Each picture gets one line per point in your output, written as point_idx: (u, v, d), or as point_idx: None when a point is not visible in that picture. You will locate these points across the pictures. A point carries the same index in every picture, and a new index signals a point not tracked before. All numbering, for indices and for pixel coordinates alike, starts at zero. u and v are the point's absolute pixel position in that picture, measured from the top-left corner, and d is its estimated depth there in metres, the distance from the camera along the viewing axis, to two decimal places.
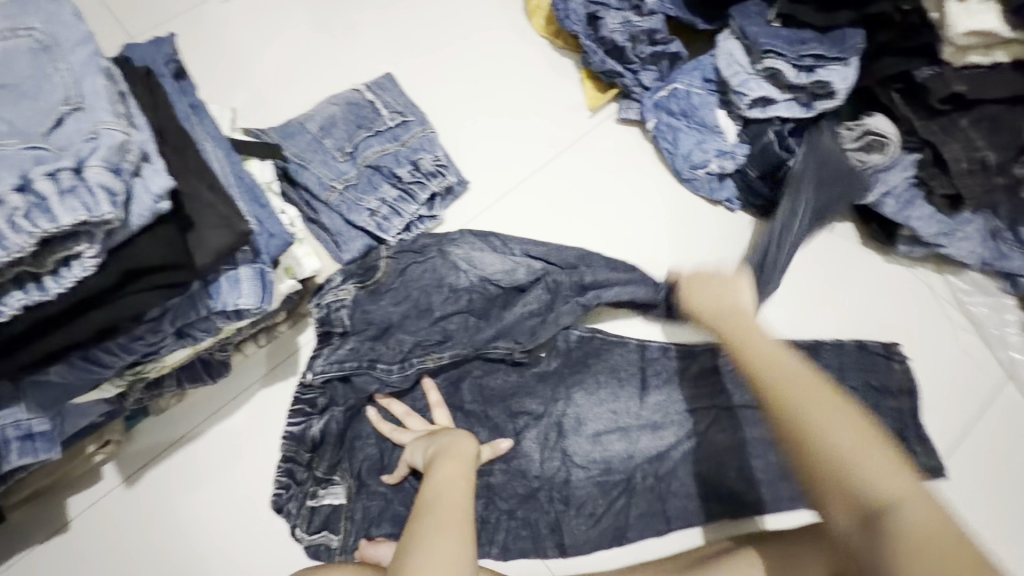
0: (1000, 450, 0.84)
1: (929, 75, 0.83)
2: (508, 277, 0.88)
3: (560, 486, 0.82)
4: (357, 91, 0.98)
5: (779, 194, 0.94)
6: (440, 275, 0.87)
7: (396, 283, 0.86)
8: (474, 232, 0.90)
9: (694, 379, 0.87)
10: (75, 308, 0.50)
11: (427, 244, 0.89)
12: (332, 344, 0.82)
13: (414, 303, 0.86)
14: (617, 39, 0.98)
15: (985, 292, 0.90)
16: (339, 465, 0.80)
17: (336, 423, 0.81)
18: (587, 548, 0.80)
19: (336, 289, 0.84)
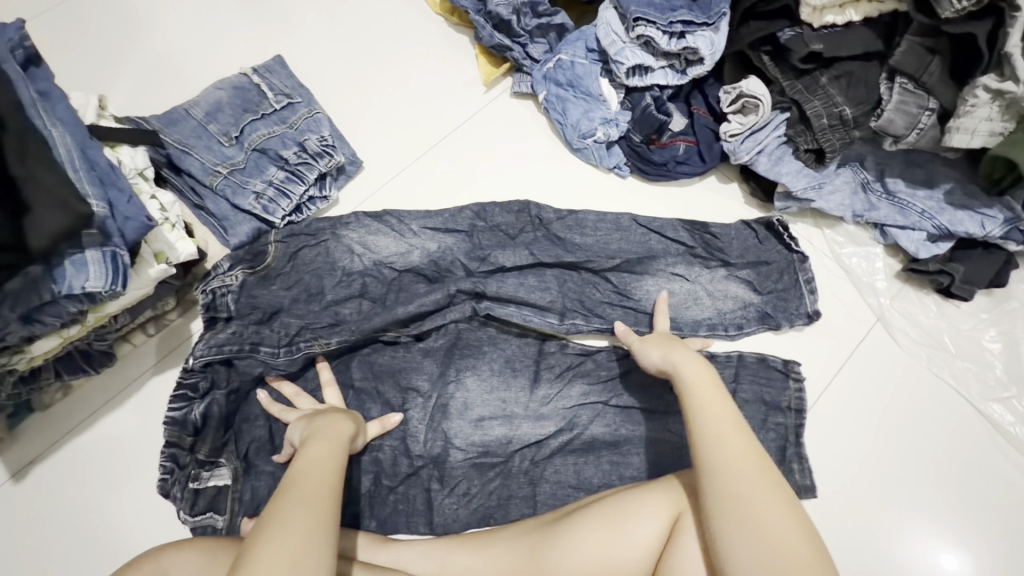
0: (866, 394, 0.90)
1: (791, 36, 0.87)
2: (401, 259, 0.89)
3: (453, 454, 0.84)
4: (244, 75, 0.97)
5: (664, 158, 0.96)
6: (333, 259, 0.88)
7: (287, 272, 0.86)
8: (367, 214, 0.90)
9: (583, 374, 0.88)
10: None
11: (320, 227, 0.89)
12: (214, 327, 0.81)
13: (303, 287, 0.86)
14: (501, 13, 0.99)
15: (857, 242, 0.95)
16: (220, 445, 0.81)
17: (220, 405, 0.81)
18: (454, 527, 0.81)
19: (223, 274, 0.83)
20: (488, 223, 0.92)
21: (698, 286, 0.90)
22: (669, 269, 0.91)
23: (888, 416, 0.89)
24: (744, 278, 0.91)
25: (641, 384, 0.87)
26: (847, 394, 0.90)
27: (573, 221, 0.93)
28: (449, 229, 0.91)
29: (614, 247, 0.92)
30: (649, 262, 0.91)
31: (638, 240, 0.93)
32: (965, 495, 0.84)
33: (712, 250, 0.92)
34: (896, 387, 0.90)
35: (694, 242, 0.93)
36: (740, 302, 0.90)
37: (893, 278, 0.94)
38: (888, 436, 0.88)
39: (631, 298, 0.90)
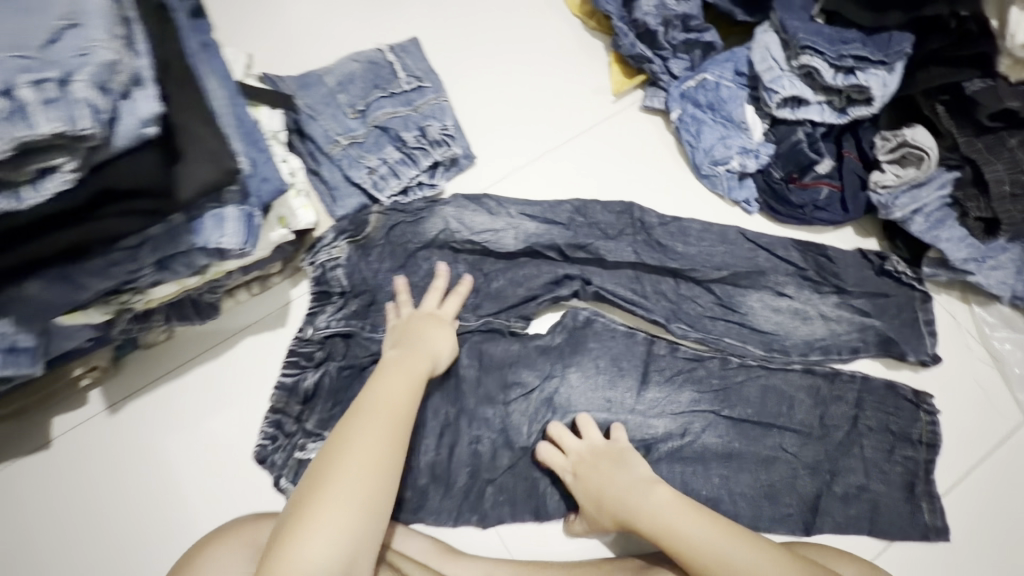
0: (1002, 496, 0.80)
1: (981, 88, 0.77)
2: (497, 242, 0.84)
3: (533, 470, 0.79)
4: (379, 51, 0.97)
5: (802, 200, 0.88)
6: (428, 237, 0.84)
7: (388, 245, 0.84)
8: (466, 196, 0.86)
9: (695, 380, 0.81)
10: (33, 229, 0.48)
11: (419, 205, 0.86)
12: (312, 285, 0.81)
13: (398, 261, 0.84)
14: (648, 22, 0.94)
15: (1012, 328, 0.84)
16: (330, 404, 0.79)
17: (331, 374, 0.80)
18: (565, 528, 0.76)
19: (328, 248, 0.82)
20: (589, 219, 0.86)
21: (807, 307, 0.83)
22: (777, 287, 0.84)
23: None
24: (861, 309, 0.83)
25: (746, 438, 0.79)
26: (973, 492, 0.80)
27: (675, 229, 0.86)
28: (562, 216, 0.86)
29: (718, 261, 0.84)
30: (758, 278, 0.84)
31: (744, 255, 0.85)
32: None
33: (826, 277, 0.84)
34: None
35: (807, 267, 0.85)
36: (859, 327, 0.82)
37: None
38: (1016, 551, 0.77)
39: (735, 312, 0.83)
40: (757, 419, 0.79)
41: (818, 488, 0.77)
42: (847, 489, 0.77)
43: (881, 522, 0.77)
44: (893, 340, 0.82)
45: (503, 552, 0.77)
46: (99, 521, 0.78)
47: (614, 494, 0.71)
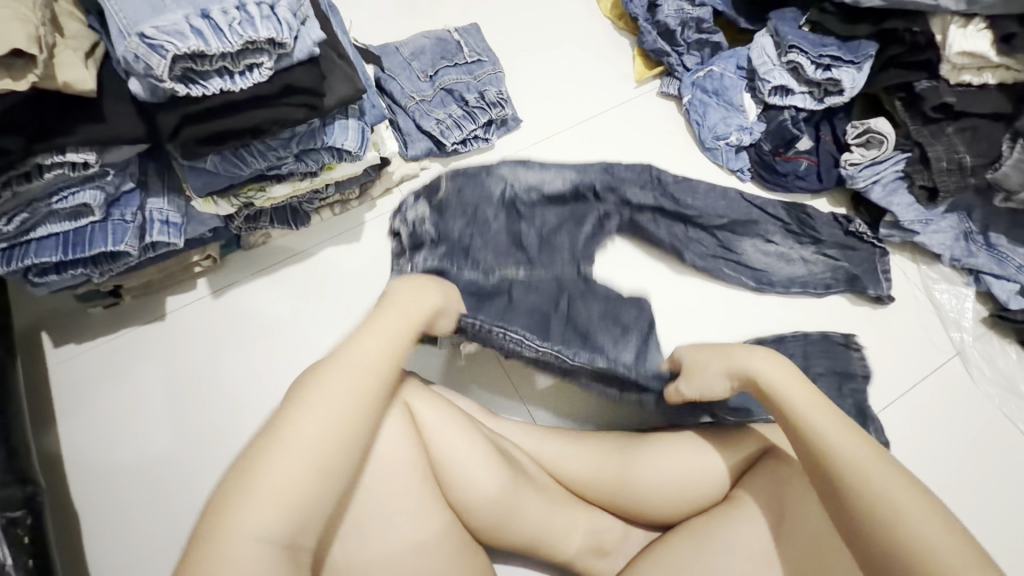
0: (935, 413, 0.98)
1: (927, 87, 0.98)
2: (547, 188, 1.02)
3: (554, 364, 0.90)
4: (447, 31, 1.18)
5: (785, 170, 1.09)
6: (489, 190, 1.02)
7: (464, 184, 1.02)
8: (512, 161, 1.04)
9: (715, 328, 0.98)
10: (228, 107, 0.67)
11: (477, 170, 1.03)
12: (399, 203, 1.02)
13: (467, 213, 1.00)
14: (669, 23, 1.16)
15: (950, 282, 1.04)
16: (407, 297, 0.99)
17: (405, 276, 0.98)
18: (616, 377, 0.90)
19: (412, 208, 0.99)
20: (616, 177, 1.04)
21: (791, 252, 1.04)
22: (767, 236, 1.04)
23: (956, 437, 0.96)
24: (833, 256, 1.03)
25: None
26: (914, 408, 0.98)
27: (687, 187, 1.05)
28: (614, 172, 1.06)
29: (718, 214, 1.04)
30: (751, 228, 1.04)
31: (741, 213, 1.05)
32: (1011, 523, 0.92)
33: (807, 231, 1.04)
34: (968, 415, 0.97)
35: (791, 221, 1.05)
36: (832, 269, 1.03)
37: (979, 321, 1.01)
38: (945, 456, 0.95)
39: (733, 253, 1.04)
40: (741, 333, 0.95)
41: None
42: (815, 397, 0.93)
43: None
44: (858, 280, 1.02)
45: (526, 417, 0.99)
46: (202, 382, 0.95)
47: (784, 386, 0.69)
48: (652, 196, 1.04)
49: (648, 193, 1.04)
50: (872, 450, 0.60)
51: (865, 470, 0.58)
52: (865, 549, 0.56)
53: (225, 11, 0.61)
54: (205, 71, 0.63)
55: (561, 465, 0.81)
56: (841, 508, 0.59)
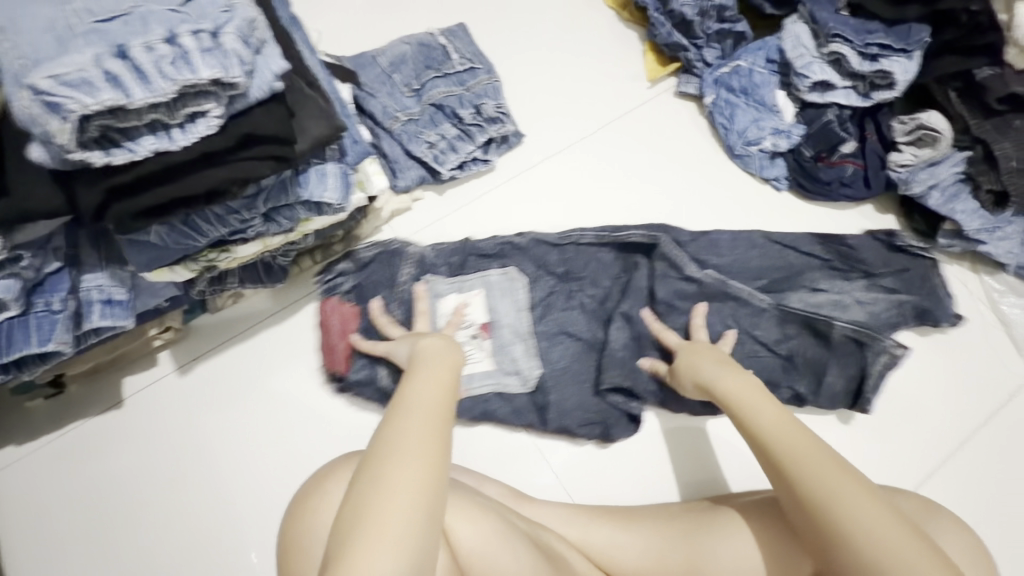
0: (1012, 445, 0.88)
1: (989, 76, 0.87)
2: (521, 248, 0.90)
3: (514, 385, 0.84)
4: (431, 35, 1.02)
5: (830, 177, 0.95)
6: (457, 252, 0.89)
7: (461, 268, 0.88)
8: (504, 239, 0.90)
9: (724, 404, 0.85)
10: (167, 171, 0.52)
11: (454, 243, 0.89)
12: (371, 267, 0.87)
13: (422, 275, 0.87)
14: (686, 12, 1.00)
15: (1018, 294, 0.93)
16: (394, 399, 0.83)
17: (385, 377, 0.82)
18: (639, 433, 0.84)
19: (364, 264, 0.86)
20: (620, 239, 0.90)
21: (841, 299, 0.89)
22: (811, 287, 0.90)
23: None
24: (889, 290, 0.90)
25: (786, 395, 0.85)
26: (991, 440, 0.87)
27: (706, 243, 0.93)
28: (630, 245, 0.90)
29: (748, 267, 0.91)
30: (795, 279, 0.91)
31: (773, 253, 0.92)
32: None
33: (857, 262, 0.91)
34: None
35: (834, 254, 0.92)
36: (895, 305, 0.89)
37: None
38: None
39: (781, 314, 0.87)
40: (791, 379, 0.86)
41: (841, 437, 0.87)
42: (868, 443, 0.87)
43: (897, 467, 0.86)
44: (926, 311, 0.89)
45: (565, 497, 0.82)
46: (172, 480, 0.80)
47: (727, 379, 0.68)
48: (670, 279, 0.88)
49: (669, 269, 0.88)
50: (839, 467, 0.55)
51: (815, 484, 0.54)
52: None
53: (150, 47, 0.46)
54: (130, 128, 0.48)
55: (612, 557, 0.66)
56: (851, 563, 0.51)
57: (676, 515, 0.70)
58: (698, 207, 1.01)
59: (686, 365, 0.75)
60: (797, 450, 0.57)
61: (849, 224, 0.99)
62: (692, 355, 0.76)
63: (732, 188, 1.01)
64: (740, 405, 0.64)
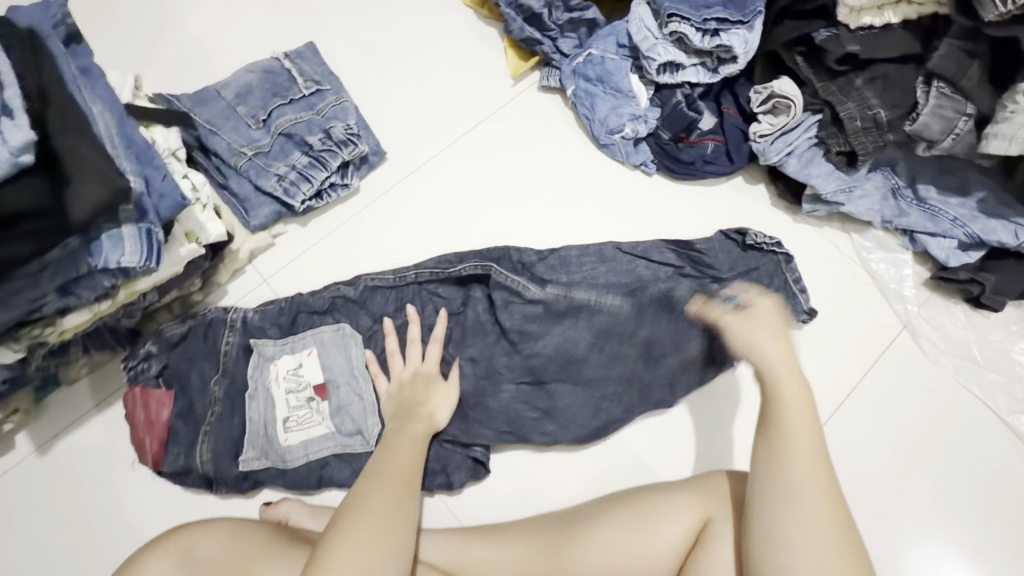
0: (890, 398, 0.90)
1: (827, 37, 0.85)
2: (356, 297, 0.86)
3: (354, 443, 0.81)
4: (275, 60, 0.98)
5: (692, 157, 0.96)
6: (286, 313, 0.85)
7: (292, 328, 0.84)
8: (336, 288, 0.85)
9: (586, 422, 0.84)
10: None
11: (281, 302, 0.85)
12: (186, 342, 0.82)
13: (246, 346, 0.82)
14: (532, 5, 0.99)
15: (885, 248, 0.95)
16: (217, 483, 0.79)
17: (203, 459, 0.78)
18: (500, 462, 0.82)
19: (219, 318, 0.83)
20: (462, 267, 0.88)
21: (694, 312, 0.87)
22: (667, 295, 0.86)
23: (912, 419, 0.89)
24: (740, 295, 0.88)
25: (671, 374, 0.86)
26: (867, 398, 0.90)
27: (556, 261, 0.89)
28: (465, 277, 0.87)
29: (587, 289, 0.87)
30: (642, 294, 0.86)
31: (619, 266, 0.89)
32: (980, 502, 0.86)
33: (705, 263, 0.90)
34: (923, 392, 0.90)
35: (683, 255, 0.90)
36: None
37: (921, 286, 0.93)
38: (907, 443, 0.88)
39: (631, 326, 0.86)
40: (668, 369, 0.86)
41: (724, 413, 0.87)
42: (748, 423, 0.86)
43: None
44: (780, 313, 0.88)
45: (453, 521, 0.82)
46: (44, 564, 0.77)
47: (778, 363, 0.67)
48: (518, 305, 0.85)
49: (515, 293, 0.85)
50: (802, 477, 0.59)
51: (801, 491, 0.58)
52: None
53: None
54: None
55: (483, 571, 0.70)
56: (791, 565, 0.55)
57: (546, 526, 0.72)
58: (572, 202, 0.99)
59: (744, 335, 0.71)
60: (791, 452, 0.60)
61: (720, 199, 0.99)
62: (754, 315, 0.72)
63: (602, 178, 1.00)
64: (780, 399, 0.64)
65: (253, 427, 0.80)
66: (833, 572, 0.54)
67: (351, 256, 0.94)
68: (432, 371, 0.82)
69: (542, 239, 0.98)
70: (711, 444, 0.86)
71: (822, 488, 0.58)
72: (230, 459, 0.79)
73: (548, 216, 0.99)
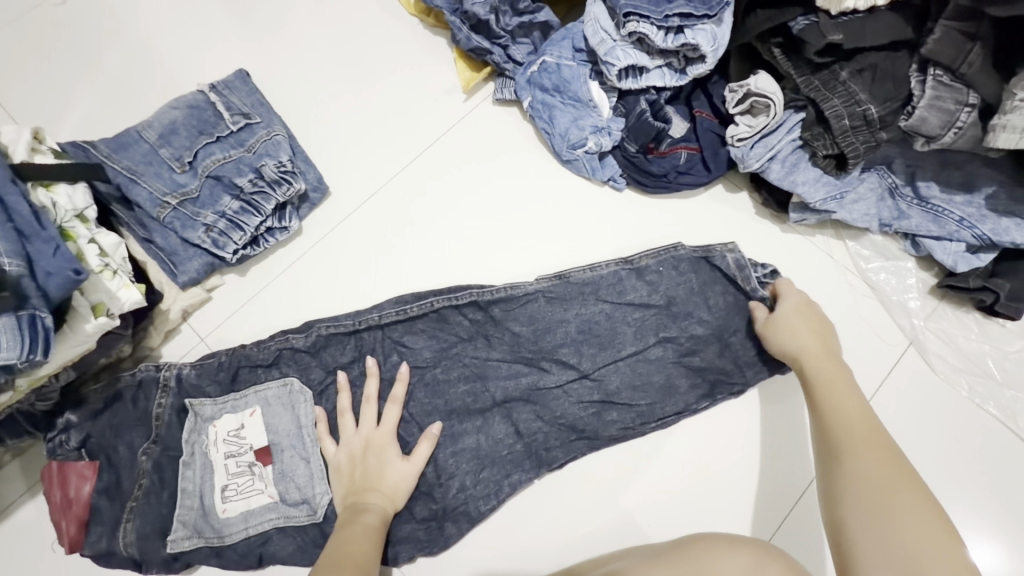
0: (901, 425, 0.81)
1: (805, 26, 0.75)
2: (307, 343, 0.75)
3: (304, 514, 0.71)
4: (200, 93, 0.89)
5: (664, 168, 0.86)
6: (233, 370, 0.74)
7: (232, 385, 0.74)
8: (286, 337, 0.75)
9: (560, 473, 0.77)
10: None
11: (222, 359, 0.74)
12: (110, 410, 0.71)
13: (179, 408, 0.72)
14: (478, 11, 0.89)
15: (884, 255, 0.86)
16: (144, 565, 0.68)
17: (125, 542, 0.67)
18: (468, 529, 0.74)
19: (154, 385, 0.72)
20: (426, 307, 0.78)
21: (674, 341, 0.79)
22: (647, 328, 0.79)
23: (928, 447, 0.80)
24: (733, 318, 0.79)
25: (656, 404, 0.78)
26: None
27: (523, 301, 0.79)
28: (433, 313, 0.78)
29: (562, 336, 0.79)
30: (615, 328, 0.80)
31: (589, 318, 0.80)
32: (1010, 539, 0.76)
33: (679, 293, 0.80)
34: (938, 416, 0.81)
35: (662, 297, 0.80)
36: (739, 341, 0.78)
37: (926, 296, 0.84)
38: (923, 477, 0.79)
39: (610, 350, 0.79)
40: (647, 408, 0.78)
41: (714, 454, 0.79)
42: (740, 462, 0.79)
43: (784, 479, 0.78)
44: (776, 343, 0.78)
45: None
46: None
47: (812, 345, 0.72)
48: (484, 347, 0.79)
49: (472, 337, 0.79)
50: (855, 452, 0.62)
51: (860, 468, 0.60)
52: (861, 532, 0.56)
53: None
54: None
55: None
56: (856, 504, 0.58)
57: None
58: (536, 227, 0.90)
59: (778, 334, 0.74)
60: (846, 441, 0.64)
61: (700, 213, 0.90)
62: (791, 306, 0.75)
63: (569, 197, 0.91)
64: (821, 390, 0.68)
65: (185, 498, 0.69)
66: (892, 504, 0.56)
67: (294, 306, 0.85)
68: (388, 436, 0.72)
69: (506, 270, 0.89)
70: (703, 490, 0.78)
71: (880, 451, 0.62)
72: (157, 539, 0.68)
73: (512, 244, 0.90)
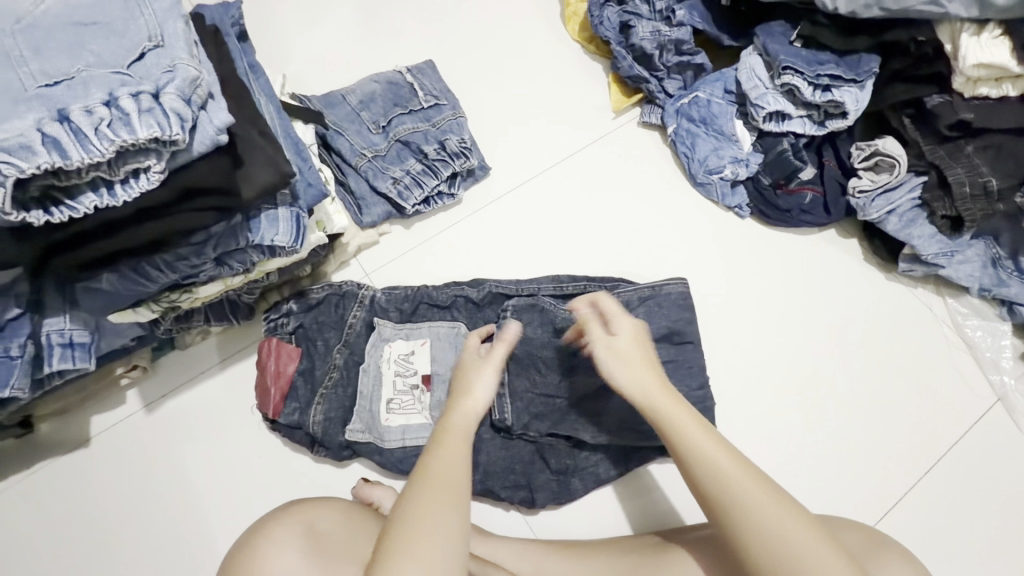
0: (981, 467, 0.89)
1: (939, 103, 0.86)
2: (479, 293, 0.90)
3: None
4: (398, 73, 1.04)
5: (790, 204, 0.98)
6: (414, 309, 0.89)
7: (412, 315, 0.89)
8: (463, 286, 0.90)
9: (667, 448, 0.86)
10: (105, 228, 0.55)
11: (409, 295, 0.90)
12: (319, 309, 0.88)
13: (366, 325, 0.88)
14: (645, 46, 1.03)
15: (982, 316, 0.95)
16: (318, 444, 0.83)
17: (315, 420, 0.82)
18: (590, 480, 0.85)
19: (356, 301, 0.88)
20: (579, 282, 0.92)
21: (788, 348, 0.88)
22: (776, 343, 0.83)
23: (1005, 492, 0.88)
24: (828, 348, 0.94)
25: None
26: (955, 468, 0.89)
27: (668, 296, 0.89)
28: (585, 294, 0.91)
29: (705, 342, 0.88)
30: None
31: None
32: None
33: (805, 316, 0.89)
34: (1015, 466, 0.89)
35: None
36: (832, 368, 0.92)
37: (1018, 359, 0.93)
38: (998, 517, 0.87)
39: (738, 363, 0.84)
40: None
41: (804, 456, 0.89)
42: (829, 469, 0.89)
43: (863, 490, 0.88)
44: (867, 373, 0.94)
45: (526, 532, 0.85)
46: (150, 516, 0.82)
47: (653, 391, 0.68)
48: None
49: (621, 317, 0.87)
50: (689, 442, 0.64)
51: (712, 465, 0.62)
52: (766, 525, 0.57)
53: (90, 110, 0.48)
54: (71, 187, 0.51)
55: None
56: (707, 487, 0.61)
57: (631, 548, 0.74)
58: (663, 236, 1.02)
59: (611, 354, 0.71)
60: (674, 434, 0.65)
61: (808, 249, 1.00)
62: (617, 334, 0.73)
63: (695, 216, 1.03)
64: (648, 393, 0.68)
65: (361, 400, 0.84)
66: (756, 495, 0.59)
67: (453, 262, 0.98)
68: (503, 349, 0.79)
69: (635, 266, 1.00)
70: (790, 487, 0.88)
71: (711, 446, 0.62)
72: (338, 426, 0.83)
73: (640, 246, 1.01)
